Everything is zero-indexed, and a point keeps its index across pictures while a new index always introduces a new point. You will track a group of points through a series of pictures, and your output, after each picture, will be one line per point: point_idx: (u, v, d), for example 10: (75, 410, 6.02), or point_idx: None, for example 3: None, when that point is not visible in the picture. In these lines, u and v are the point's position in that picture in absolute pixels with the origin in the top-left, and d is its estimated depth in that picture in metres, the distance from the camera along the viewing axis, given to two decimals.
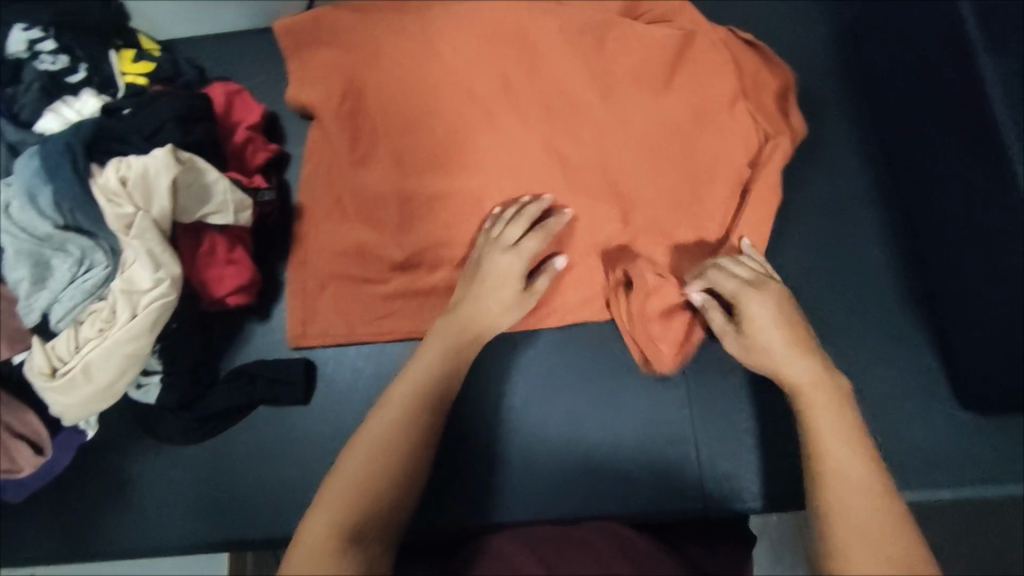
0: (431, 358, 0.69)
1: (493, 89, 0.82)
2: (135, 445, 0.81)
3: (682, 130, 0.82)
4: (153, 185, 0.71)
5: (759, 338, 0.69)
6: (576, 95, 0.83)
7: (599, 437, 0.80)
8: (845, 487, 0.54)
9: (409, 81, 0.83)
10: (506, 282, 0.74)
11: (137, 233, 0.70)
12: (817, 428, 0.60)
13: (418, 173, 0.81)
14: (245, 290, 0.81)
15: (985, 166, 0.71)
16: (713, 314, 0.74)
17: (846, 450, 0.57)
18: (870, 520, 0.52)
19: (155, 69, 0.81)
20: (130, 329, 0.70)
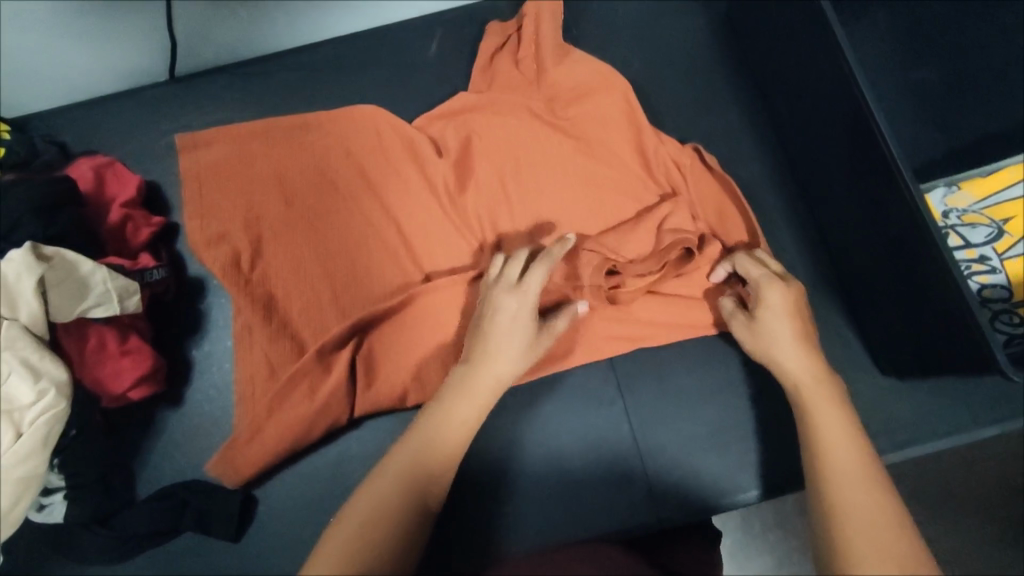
0: (379, 488, 0.58)
1: (370, 152, 0.83)
2: (52, 567, 0.74)
3: (574, 162, 0.82)
4: (17, 289, 0.63)
5: (769, 324, 0.69)
6: (462, 138, 0.83)
7: (542, 462, 0.77)
8: (853, 476, 0.55)
9: (293, 161, 0.84)
10: (514, 330, 0.69)
11: (6, 343, 0.62)
12: (818, 427, 0.60)
13: (318, 238, 0.81)
14: (148, 381, 0.76)
15: (863, 140, 0.71)
16: (725, 301, 0.75)
17: (844, 437, 0.58)
18: (878, 516, 0.52)
19: (5, 155, 0.77)
20: (17, 451, 0.62)
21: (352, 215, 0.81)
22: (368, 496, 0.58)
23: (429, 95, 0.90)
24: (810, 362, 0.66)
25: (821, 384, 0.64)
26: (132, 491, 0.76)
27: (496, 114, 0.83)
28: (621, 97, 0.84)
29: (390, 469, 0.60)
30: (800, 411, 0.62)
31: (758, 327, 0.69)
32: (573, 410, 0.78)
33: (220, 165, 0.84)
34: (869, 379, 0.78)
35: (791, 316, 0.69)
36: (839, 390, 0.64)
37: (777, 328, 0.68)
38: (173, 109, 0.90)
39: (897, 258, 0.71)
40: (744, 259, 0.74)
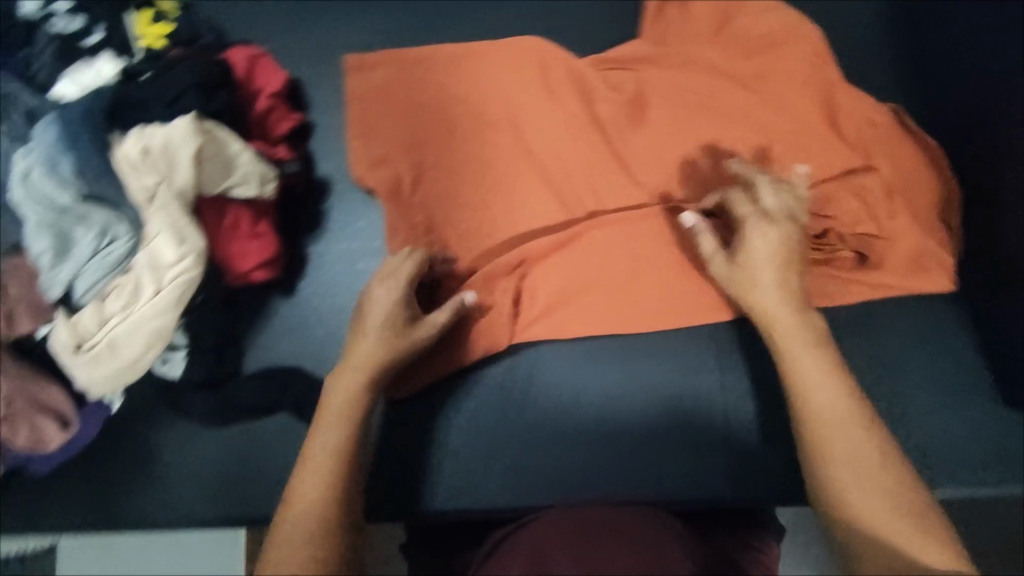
0: (336, 432, 0.63)
1: (513, 90, 0.84)
2: (160, 418, 0.80)
3: (712, 132, 0.80)
4: (175, 155, 0.68)
5: (752, 281, 0.70)
6: (604, 93, 0.83)
7: (632, 421, 0.78)
8: (844, 434, 0.59)
9: (436, 85, 0.85)
10: None
11: (161, 205, 0.68)
12: (802, 382, 0.63)
13: (448, 163, 0.82)
14: (271, 265, 0.79)
15: None
16: (704, 240, 0.74)
17: (826, 388, 0.62)
18: (868, 465, 0.57)
19: (173, 31, 0.81)
20: (156, 304, 0.69)
21: (485, 147, 0.82)
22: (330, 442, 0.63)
23: (577, 36, 0.88)
24: (793, 302, 0.68)
25: (801, 330, 0.66)
26: (239, 366, 0.81)
27: (647, 73, 0.83)
28: (800, 64, 0.80)
29: (326, 416, 0.65)
30: (793, 390, 0.63)
31: (740, 257, 0.71)
32: (688, 367, 0.79)
33: (365, 77, 0.86)
34: (979, 405, 0.75)
35: (775, 266, 0.70)
36: (820, 331, 0.67)
37: (755, 274, 0.70)
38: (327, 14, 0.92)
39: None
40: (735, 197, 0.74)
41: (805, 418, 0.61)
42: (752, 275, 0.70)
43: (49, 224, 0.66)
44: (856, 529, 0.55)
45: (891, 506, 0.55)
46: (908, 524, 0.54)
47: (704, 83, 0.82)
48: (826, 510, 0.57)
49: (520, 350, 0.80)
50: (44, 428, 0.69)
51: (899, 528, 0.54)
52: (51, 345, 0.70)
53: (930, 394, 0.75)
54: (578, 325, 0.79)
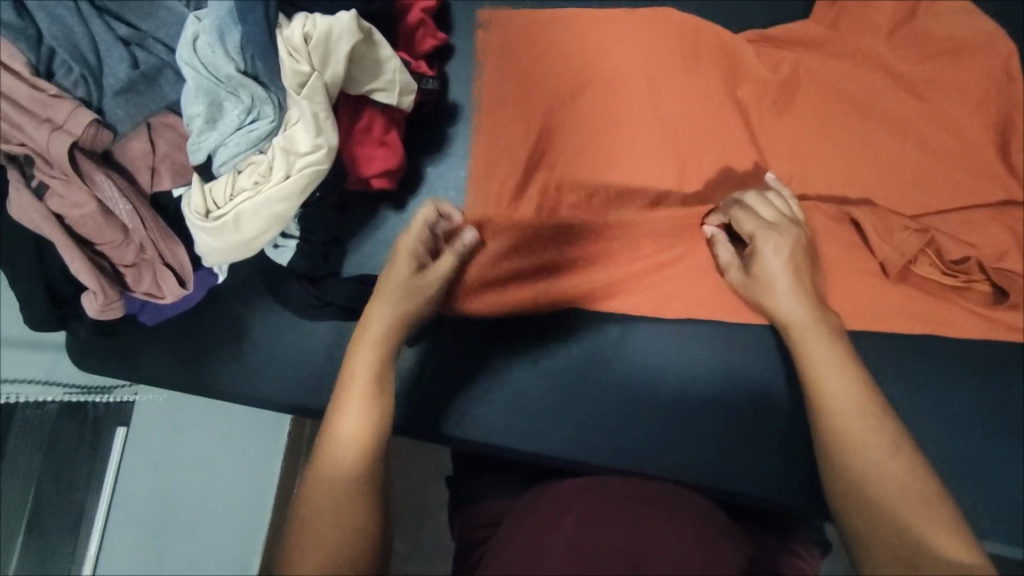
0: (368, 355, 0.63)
1: (667, 47, 0.80)
2: (259, 300, 0.84)
3: (858, 135, 0.78)
4: (333, 48, 0.69)
5: (763, 283, 0.69)
6: (758, 70, 0.80)
7: (709, 405, 0.77)
8: (858, 424, 0.57)
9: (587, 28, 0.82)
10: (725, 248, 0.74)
11: (308, 94, 0.69)
12: (815, 370, 0.62)
13: (584, 109, 0.80)
14: (391, 174, 0.80)
15: None
16: (721, 247, 0.75)
17: (840, 378, 0.61)
18: (883, 454, 0.55)
19: None
20: (284, 188, 0.71)
21: (626, 100, 0.79)
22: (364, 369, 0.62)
23: (744, 10, 0.85)
24: (804, 304, 0.67)
25: (813, 328, 0.65)
26: (339, 266, 0.83)
27: (811, 61, 0.80)
28: (976, 86, 0.76)
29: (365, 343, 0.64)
30: (807, 381, 0.62)
31: (753, 267, 0.70)
32: (779, 372, 0.77)
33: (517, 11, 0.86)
34: None
35: (789, 270, 0.69)
36: (835, 331, 0.66)
37: (771, 283, 0.69)
38: None
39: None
40: (741, 212, 0.73)
41: (819, 407, 0.60)
42: (765, 287, 0.69)
43: (205, 91, 0.69)
44: (874, 515, 0.52)
45: (911, 496, 0.52)
46: (927, 515, 0.51)
47: (869, 86, 0.78)
48: (837, 497, 0.56)
49: (610, 314, 0.80)
50: (163, 281, 0.73)
51: (919, 518, 0.51)
52: (182, 206, 0.73)
53: None
54: (679, 302, 0.78)
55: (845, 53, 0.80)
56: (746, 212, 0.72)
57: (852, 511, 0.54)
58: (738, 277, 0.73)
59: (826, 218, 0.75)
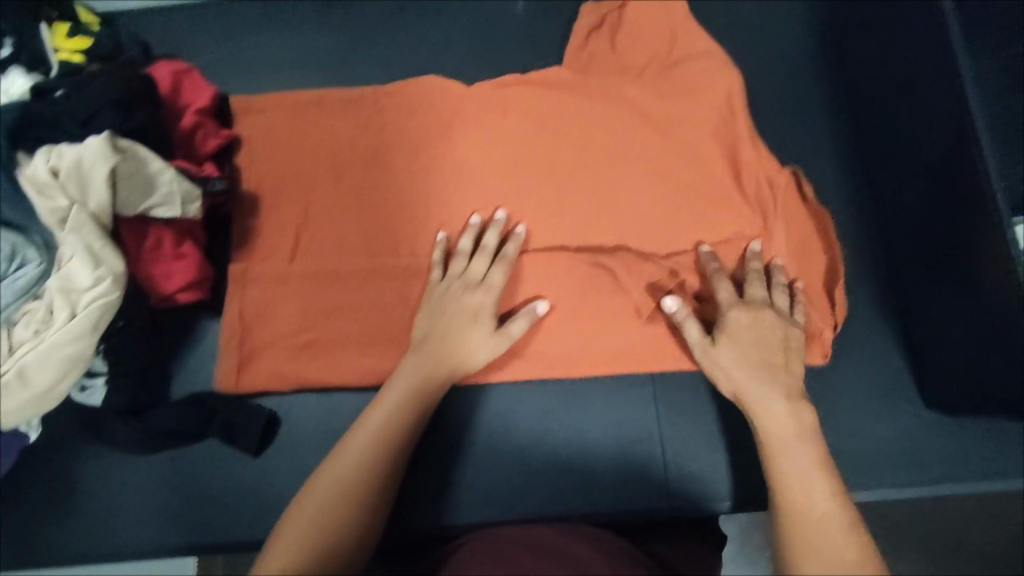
0: (376, 420, 0.67)
1: (444, 107, 0.85)
2: (83, 445, 0.78)
3: (636, 149, 0.83)
4: (88, 175, 0.66)
5: (732, 356, 0.68)
6: (531, 108, 0.84)
7: (566, 436, 0.79)
8: (815, 506, 0.55)
9: (366, 108, 0.86)
10: (694, 329, 0.72)
11: (73, 227, 0.65)
12: (774, 450, 0.61)
13: (381, 183, 0.83)
14: (197, 286, 0.77)
15: (958, 155, 0.68)
16: (690, 328, 0.72)
17: (798, 458, 0.60)
18: (835, 542, 0.52)
19: (93, 45, 0.81)
20: (70, 329, 0.66)
21: (418, 168, 0.83)
22: (368, 431, 0.66)
23: (511, 52, 0.89)
24: (774, 391, 0.66)
25: (782, 411, 0.64)
26: (165, 390, 0.79)
27: (575, 85, 0.85)
28: (727, 78, 0.83)
29: (373, 419, 0.67)
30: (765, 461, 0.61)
31: (723, 333, 0.70)
32: (618, 391, 0.80)
33: (298, 97, 0.88)
34: (908, 409, 0.76)
35: (758, 350, 0.68)
36: (805, 426, 0.63)
37: (738, 355, 0.68)
38: (254, 28, 0.92)
39: (967, 286, 0.68)
40: (729, 283, 0.73)
41: (770, 463, 0.60)
42: (734, 364, 0.68)
43: None
44: None
45: None
46: None
47: (637, 96, 0.83)
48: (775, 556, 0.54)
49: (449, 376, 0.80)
50: None
51: None
52: None
53: (858, 397, 0.76)
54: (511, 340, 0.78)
55: (607, 75, 0.85)
56: (730, 284, 0.73)
57: None
58: (705, 348, 0.70)
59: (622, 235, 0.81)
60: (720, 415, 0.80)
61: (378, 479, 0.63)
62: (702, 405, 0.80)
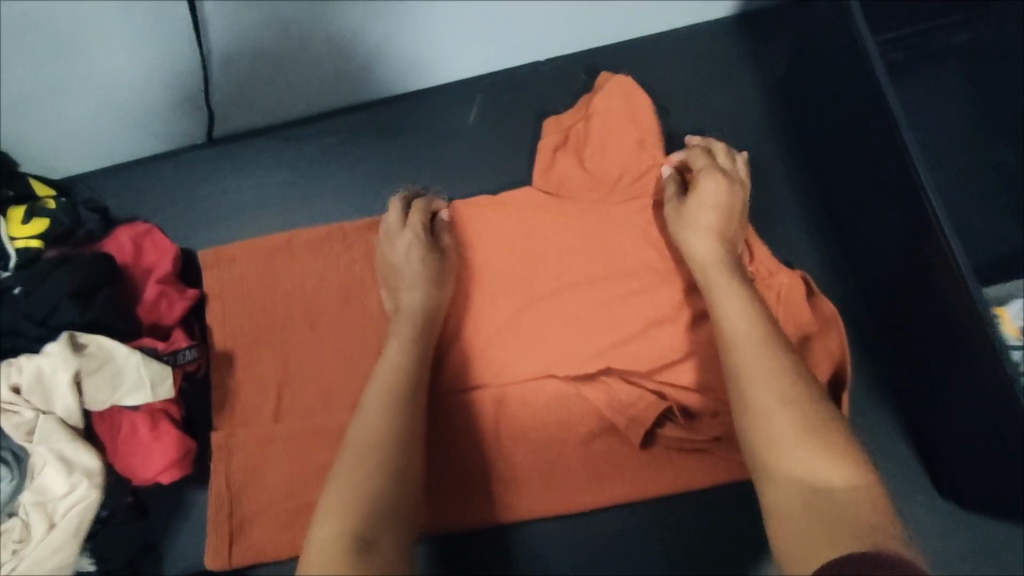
0: (377, 411, 0.66)
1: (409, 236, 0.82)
2: None
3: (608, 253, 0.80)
4: (51, 383, 0.65)
5: (694, 211, 0.73)
6: (498, 224, 0.82)
7: (575, 572, 0.76)
8: (763, 371, 0.60)
9: (331, 245, 0.85)
10: (673, 206, 0.76)
11: (41, 438, 0.64)
12: (727, 319, 0.65)
13: (355, 322, 0.82)
14: (180, 464, 0.73)
15: (922, 236, 0.67)
16: (669, 186, 0.77)
17: (744, 322, 0.64)
18: (790, 401, 0.58)
19: (49, 226, 0.79)
20: (49, 542, 0.64)
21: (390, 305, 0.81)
22: (375, 425, 0.64)
23: (474, 169, 0.90)
24: (720, 248, 0.72)
25: (723, 281, 0.69)
26: (159, 571, 0.76)
27: (540, 195, 0.83)
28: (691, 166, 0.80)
29: (373, 408, 0.66)
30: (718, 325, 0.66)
31: (688, 199, 0.74)
32: (621, 518, 0.77)
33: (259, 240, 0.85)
34: (918, 498, 0.74)
35: (717, 208, 0.73)
36: (742, 279, 0.69)
37: (695, 211, 0.73)
38: (214, 176, 0.91)
39: (962, 368, 0.66)
40: (699, 154, 0.78)
41: (728, 362, 0.63)
42: (689, 218, 0.73)
43: None
44: (783, 477, 0.54)
45: (816, 441, 0.55)
46: (826, 454, 0.54)
47: (603, 201, 0.81)
48: (751, 453, 0.58)
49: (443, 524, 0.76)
50: None
51: (818, 462, 0.54)
52: None
53: None
54: (506, 473, 0.76)
55: (573, 182, 0.81)
56: (699, 152, 0.78)
57: (770, 471, 0.55)
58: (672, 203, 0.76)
59: (607, 343, 0.77)
60: (737, 525, 0.76)
61: (401, 461, 0.62)
62: (715, 515, 0.76)
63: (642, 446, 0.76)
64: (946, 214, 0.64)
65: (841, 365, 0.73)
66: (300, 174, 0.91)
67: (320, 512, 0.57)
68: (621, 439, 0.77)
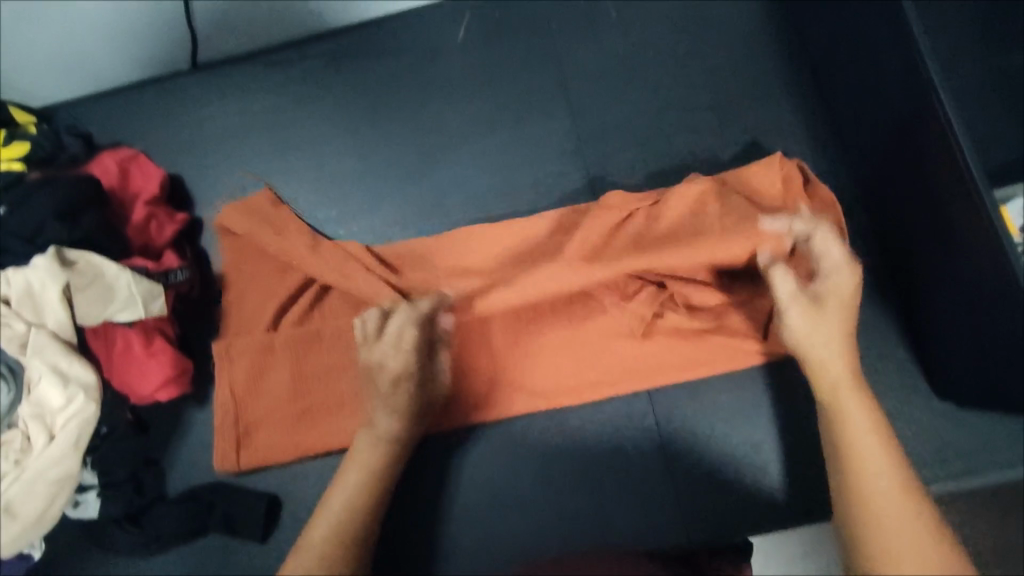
0: (365, 460, 0.67)
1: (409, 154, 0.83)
2: (86, 558, 0.76)
3: None
4: (42, 296, 0.65)
5: (808, 334, 0.64)
6: None
7: (571, 476, 0.75)
8: (880, 466, 0.56)
9: None
10: (785, 287, 0.65)
11: (34, 351, 0.64)
12: (847, 426, 0.59)
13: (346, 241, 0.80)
14: (177, 381, 0.74)
15: (930, 125, 0.65)
16: (779, 278, 0.65)
17: (865, 425, 0.59)
18: (909, 526, 0.53)
19: (30, 150, 0.78)
20: (51, 452, 0.65)
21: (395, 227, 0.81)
22: (359, 472, 0.66)
23: (464, 86, 0.87)
24: (853, 364, 0.63)
25: (851, 394, 0.61)
26: (162, 487, 0.77)
27: None
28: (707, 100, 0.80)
29: (357, 465, 0.67)
30: (831, 433, 0.60)
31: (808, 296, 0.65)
32: (619, 422, 0.76)
33: None
34: (918, 400, 0.72)
35: (842, 310, 0.65)
36: (858, 377, 0.63)
37: (829, 324, 0.64)
38: (198, 100, 0.89)
39: (966, 257, 0.65)
40: (822, 241, 0.66)
41: (846, 459, 0.58)
42: (809, 333, 0.64)
43: None
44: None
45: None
46: None
47: None
48: (858, 559, 0.54)
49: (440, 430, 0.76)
50: None
51: None
52: None
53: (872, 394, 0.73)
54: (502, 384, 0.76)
55: None
56: (829, 240, 0.66)
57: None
58: (778, 280, 0.65)
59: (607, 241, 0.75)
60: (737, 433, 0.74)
61: (371, 506, 0.65)
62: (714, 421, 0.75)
63: (645, 334, 0.74)
64: (951, 100, 0.62)
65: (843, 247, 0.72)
66: (285, 95, 0.89)
67: (289, 559, 0.61)
68: (623, 331, 0.75)
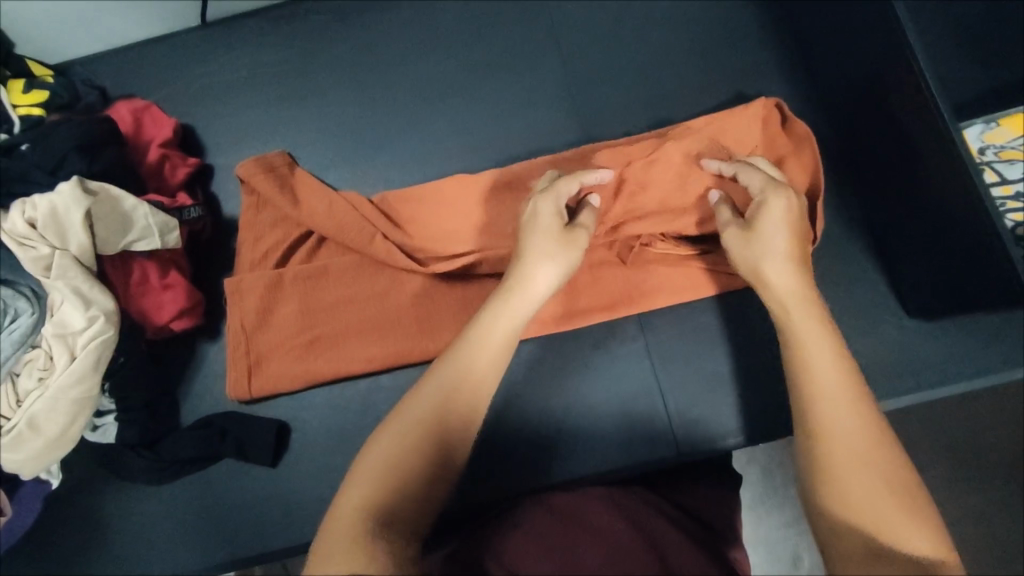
0: (427, 389, 0.54)
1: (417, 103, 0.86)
2: (105, 485, 0.80)
3: None
4: (65, 221, 0.68)
5: (759, 254, 0.64)
6: None
7: (567, 400, 0.79)
8: (835, 387, 0.53)
9: None
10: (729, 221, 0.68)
11: (58, 273, 0.67)
12: (806, 355, 0.55)
13: None
14: (189, 313, 0.79)
15: (897, 59, 0.70)
16: (722, 210, 0.70)
17: (821, 347, 0.55)
18: (868, 453, 0.49)
19: (48, 97, 0.82)
20: (71, 372, 0.67)
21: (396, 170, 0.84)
22: (431, 386, 0.54)
23: (460, 39, 0.92)
24: (806, 285, 0.61)
25: (813, 320, 0.57)
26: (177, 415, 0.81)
27: None
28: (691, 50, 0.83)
29: (434, 383, 0.55)
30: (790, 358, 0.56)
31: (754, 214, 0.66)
32: (610, 348, 0.81)
33: None
34: (892, 319, 0.77)
35: (788, 227, 0.64)
36: (817, 301, 0.60)
37: (772, 239, 0.64)
38: (206, 55, 0.93)
39: (934, 179, 0.70)
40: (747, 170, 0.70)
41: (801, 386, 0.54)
42: (761, 249, 0.64)
43: None
44: (844, 513, 0.48)
45: (899, 502, 0.47)
46: (910, 520, 0.46)
47: None
48: (811, 491, 0.50)
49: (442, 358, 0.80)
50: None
51: (899, 527, 0.46)
52: None
53: (847, 315, 0.78)
54: None
55: None
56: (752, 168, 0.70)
57: (833, 511, 0.48)
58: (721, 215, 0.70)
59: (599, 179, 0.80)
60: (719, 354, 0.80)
61: (450, 427, 0.53)
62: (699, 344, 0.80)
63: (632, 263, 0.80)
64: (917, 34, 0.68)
65: (813, 179, 0.78)
66: (289, 49, 0.93)
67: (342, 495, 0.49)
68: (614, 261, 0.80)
